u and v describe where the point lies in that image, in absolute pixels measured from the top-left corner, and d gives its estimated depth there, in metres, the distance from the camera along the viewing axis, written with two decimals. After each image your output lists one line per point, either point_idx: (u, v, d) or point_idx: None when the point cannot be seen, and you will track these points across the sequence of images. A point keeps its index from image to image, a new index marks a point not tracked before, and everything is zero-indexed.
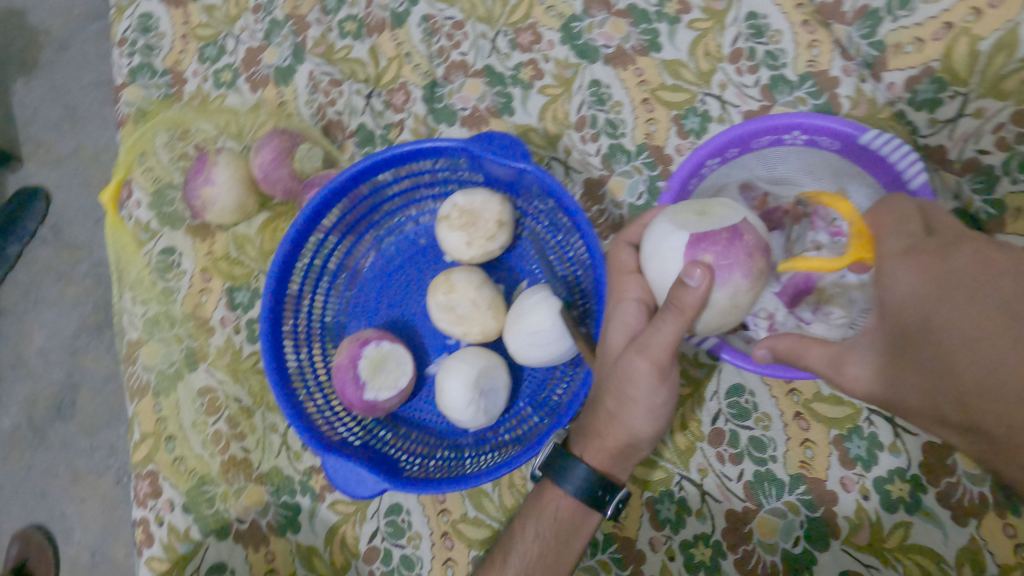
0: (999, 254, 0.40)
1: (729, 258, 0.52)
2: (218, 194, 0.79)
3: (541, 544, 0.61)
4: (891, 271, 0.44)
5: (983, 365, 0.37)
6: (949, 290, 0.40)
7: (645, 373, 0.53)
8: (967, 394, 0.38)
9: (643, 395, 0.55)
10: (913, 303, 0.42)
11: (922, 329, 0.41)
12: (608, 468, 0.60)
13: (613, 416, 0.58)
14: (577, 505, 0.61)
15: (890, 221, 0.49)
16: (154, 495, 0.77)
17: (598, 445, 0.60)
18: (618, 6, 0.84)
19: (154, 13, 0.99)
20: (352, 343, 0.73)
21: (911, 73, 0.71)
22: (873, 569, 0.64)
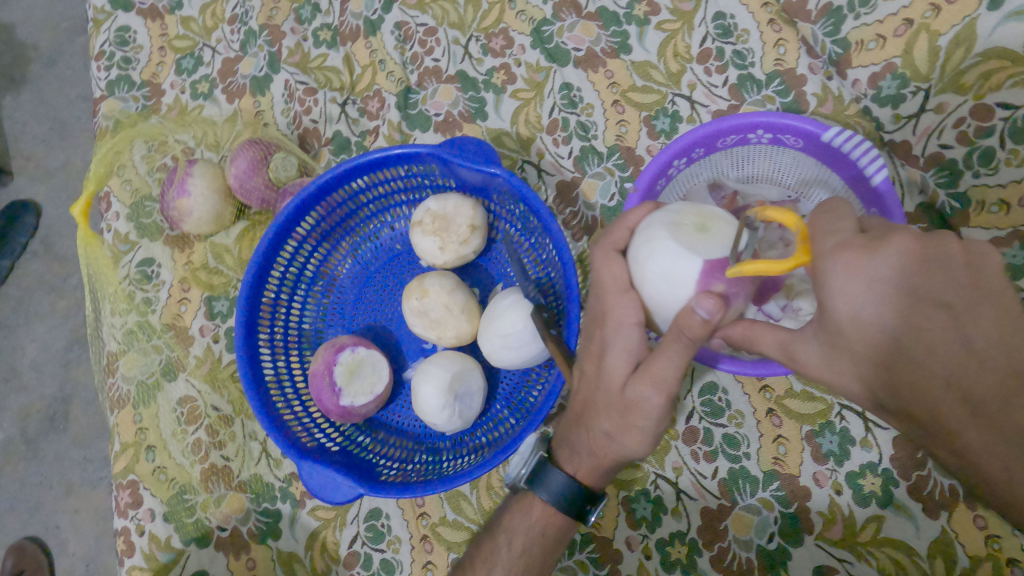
0: (931, 249, 0.40)
1: (740, 288, 0.51)
2: (194, 205, 0.80)
3: (528, 559, 0.59)
4: (831, 279, 0.41)
5: (933, 374, 0.39)
6: (896, 305, 0.40)
7: (658, 402, 0.49)
8: (918, 397, 0.40)
9: (651, 424, 0.51)
10: (870, 307, 0.41)
11: (872, 338, 0.41)
12: (596, 485, 0.58)
13: (610, 437, 0.53)
14: (566, 522, 0.59)
15: (823, 218, 0.45)
16: (135, 505, 0.79)
17: (593, 469, 0.56)
18: (588, 9, 0.84)
19: (131, 26, 1.00)
20: (328, 350, 0.73)
21: (874, 69, 0.71)
22: (848, 564, 0.64)
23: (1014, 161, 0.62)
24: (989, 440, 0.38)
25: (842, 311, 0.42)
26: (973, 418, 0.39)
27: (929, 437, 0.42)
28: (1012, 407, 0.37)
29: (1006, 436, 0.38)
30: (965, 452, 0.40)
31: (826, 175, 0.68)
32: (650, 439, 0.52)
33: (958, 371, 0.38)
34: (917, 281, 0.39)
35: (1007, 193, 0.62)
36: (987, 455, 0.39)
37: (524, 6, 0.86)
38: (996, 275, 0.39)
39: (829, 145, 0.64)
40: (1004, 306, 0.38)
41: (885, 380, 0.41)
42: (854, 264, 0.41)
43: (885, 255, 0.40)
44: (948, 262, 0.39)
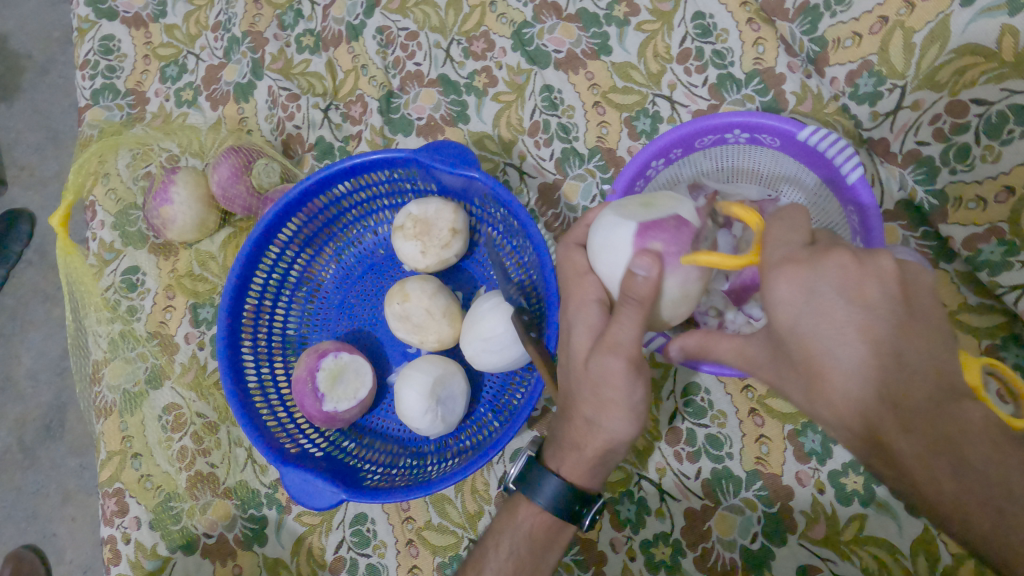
0: (871, 267, 0.40)
1: (678, 246, 0.50)
2: (177, 213, 0.80)
3: (516, 560, 0.57)
4: (775, 291, 0.42)
5: (866, 385, 0.39)
6: (840, 321, 0.40)
7: (624, 373, 0.49)
8: (853, 408, 0.40)
9: (622, 396, 0.50)
10: (807, 321, 0.41)
11: (813, 349, 0.41)
12: (585, 481, 0.57)
13: (588, 423, 0.54)
14: (557, 523, 0.58)
15: (778, 229, 0.45)
16: (121, 514, 0.78)
17: (576, 459, 0.56)
18: (568, 11, 0.84)
19: (116, 35, 1.00)
20: (310, 356, 0.74)
21: (851, 67, 0.71)
22: (832, 563, 0.64)
23: (988, 158, 0.61)
24: (918, 450, 0.38)
25: (785, 319, 0.42)
26: (902, 427, 0.38)
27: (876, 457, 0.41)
28: (938, 414, 0.37)
29: (934, 445, 0.37)
30: (902, 462, 0.39)
31: (804, 173, 0.68)
32: (628, 416, 0.52)
33: (891, 387, 0.39)
34: (855, 297, 0.40)
35: (984, 189, 0.62)
36: (919, 465, 0.38)
37: (505, 9, 0.86)
38: (925, 295, 0.41)
39: (805, 144, 0.64)
40: (933, 325, 0.40)
41: (826, 391, 0.41)
42: (793, 278, 0.41)
43: (825, 269, 0.41)
44: (884, 277, 0.40)
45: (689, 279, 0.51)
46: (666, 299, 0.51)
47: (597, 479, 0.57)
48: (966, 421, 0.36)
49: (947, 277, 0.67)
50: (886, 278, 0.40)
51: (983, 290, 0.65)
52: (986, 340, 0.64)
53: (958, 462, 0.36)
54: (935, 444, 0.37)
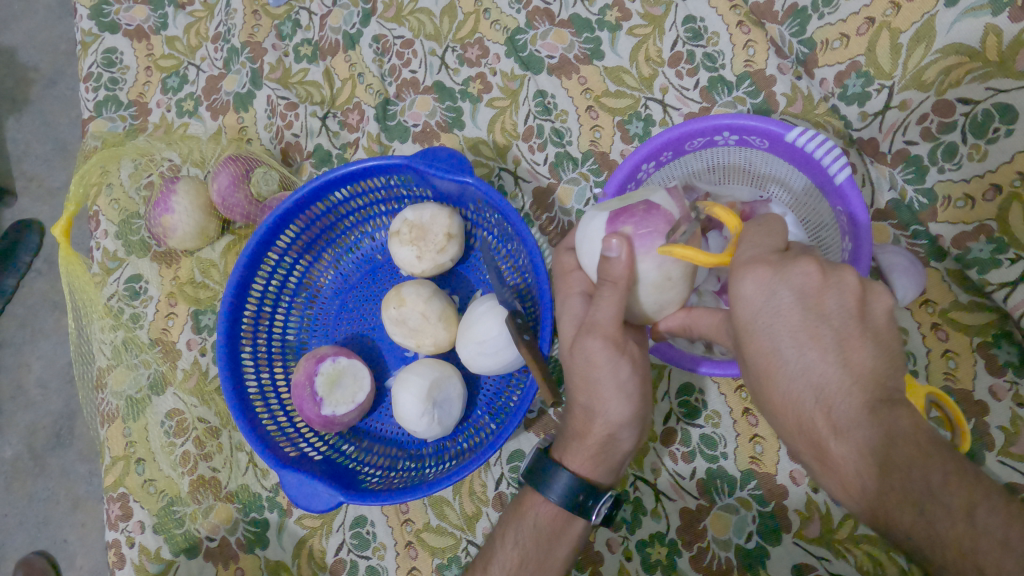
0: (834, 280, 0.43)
1: (648, 227, 0.51)
2: (178, 221, 0.81)
3: (521, 551, 0.57)
4: (740, 289, 0.45)
5: (807, 390, 0.43)
6: (791, 324, 0.43)
7: (602, 354, 0.51)
8: (792, 409, 0.44)
9: (606, 374, 0.53)
10: (763, 321, 0.44)
11: (766, 349, 0.44)
12: (593, 474, 0.57)
13: (585, 411, 0.56)
14: (566, 516, 0.57)
15: (755, 233, 0.48)
16: (125, 517, 0.80)
17: (576, 447, 0.56)
18: (561, 17, 0.85)
19: (118, 47, 1.01)
20: (309, 360, 0.75)
21: (840, 68, 0.72)
22: (827, 561, 0.64)
23: (975, 156, 0.63)
24: (847, 451, 0.41)
25: (747, 317, 0.45)
26: (834, 432, 0.41)
27: (812, 454, 0.44)
28: (867, 422, 0.40)
29: (862, 447, 0.40)
30: (829, 460, 0.42)
31: (794, 173, 0.69)
32: (616, 394, 0.54)
33: (830, 392, 0.42)
34: (807, 305, 0.43)
35: (971, 187, 0.64)
36: (845, 464, 0.41)
37: (498, 16, 0.87)
38: (882, 311, 0.43)
39: (793, 145, 0.65)
40: (883, 342, 0.42)
41: (771, 389, 0.45)
42: (759, 281, 0.44)
43: (790, 275, 0.43)
44: (845, 291, 0.43)
45: (664, 262, 0.51)
46: (645, 283, 0.52)
47: (607, 473, 0.57)
48: (895, 428, 0.39)
49: (939, 276, 0.67)
50: (845, 293, 0.43)
51: (973, 288, 0.65)
52: (978, 338, 0.64)
53: (884, 465, 0.39)
54: (862, 447, 0.40)
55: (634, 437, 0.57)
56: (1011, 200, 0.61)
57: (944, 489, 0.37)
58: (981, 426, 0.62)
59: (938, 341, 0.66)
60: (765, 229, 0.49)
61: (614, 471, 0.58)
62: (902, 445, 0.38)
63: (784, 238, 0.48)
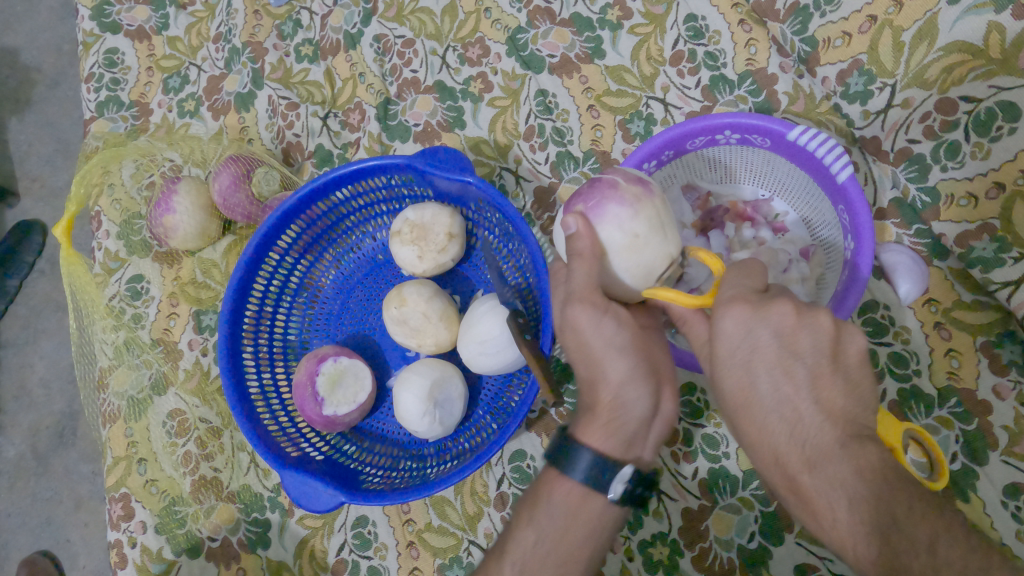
0: (808, 322, 0.44)
1: (595, 199, 0.56)
2: (180, 222, 0.81)
3: (536, 533, 0.52)
4: (721, 325, 0.46)
5: (781, 424, 0.44)
6: (766, 360, 0.44)
7: (584, 318, 0.52)
8: (767, 443, 0.45)
9: (592, 334, 0.52)
10: (741, 357, 0.45)
11: (742, 382, 0.46)
12: (609, 447, 0.51)
13: (589, 383, 0.54)
14: (588, 492, 0.52)
15: (735, 275, 0.49)
16: (127, 518, 0.80)
17: (587, 421, 0.53)
18: (562, 16, 0.85)
19: (119, 48, 1.01)
20: (310, 360, 0.75)
21: (842, 67, 0.72)
22: (830, 561, 0.64)
23: (978, 154, 0.63)
24: (820, 484, 0.42)
25: (726, 351, 0.46)
26: (808, 467, 0.43)
27: (784, 486, 0.45)
28: (841, 455, 0.41)
29: (832, 481, 0.41)
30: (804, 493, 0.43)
31: (796, 173, 0.68)
32: (606, 351, 0.52)
33: (803, 427, 0.43)
34: (782, 342, 0.44)
35: (973, 186, 0.64)
36: (818, 497, 0.42)
37: (500, 15, 0.87)
38: (856, 351, 0.45)
39: (796, 144, 0.64)
40: (855, 383, 0.44)
41: (747, 422, 0.46)
42: (738, 318, 0.45)
43: (768, 315, 0.45)
44: (820, 333, 0.44)
45: (622, 221, 0.55)
46: (616, 249, 0.55)
47: (626, 445, 0.52)
48: (866, 464, 0.41)
49: (942, 274, 0.67)
50: (819, 334, 0.44)
51: (975, 287, 0.65)
52: (981, 337, 0.64)
53: (854, 498, 0.40)
54: (833, 482, 0.41)
55: (651, 403, 0.53)
56: (1013, 199, 0.61)
57: (908, 520, 0.38)
58: (983, 425, 0.62)
59: (940, 340, 0.66)
60: (743, 269, 0.50)
61: (638, 443, 0.53)
62: (870, 483, 0.40)
63: (764, 279, 0.49)
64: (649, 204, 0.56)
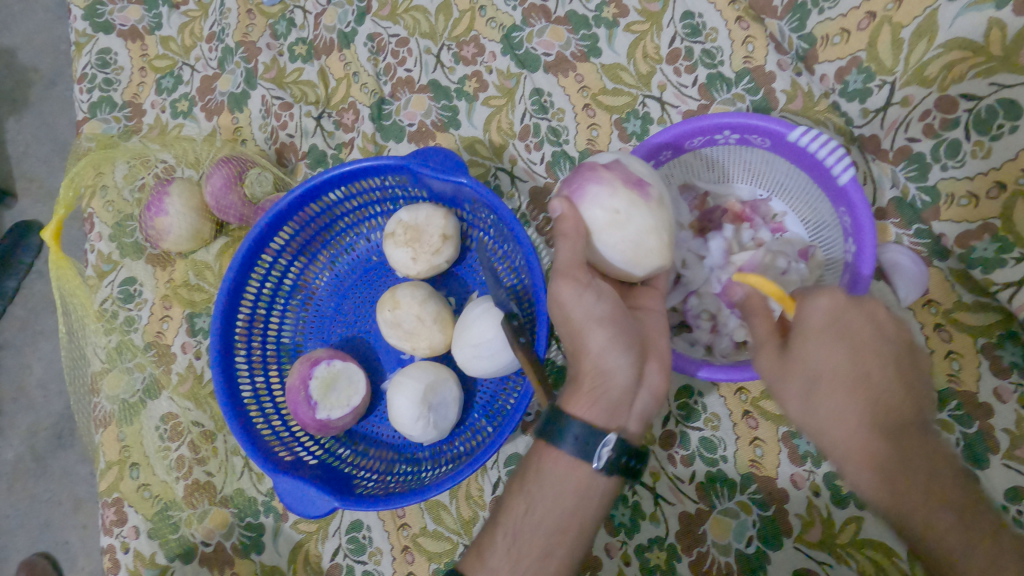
0: (888, 317, 0.49)
1: (578, 183, 0.57)
2: (172, 223, 0.81)
3: (525, 500, 0.52)
4: (816, 305, 0.48)
5: (863, 399, 0.46)
6: (856, 340, 0.47)
7: (566, 292, 0.52)
8: (841, 416, 0.46)
9: (573, 305, 0.52)
10: (831, 333, 0.47)
11: (825, 358, 0.47)
12: (592, 415, 0.51)
13: (574, 355, 0.54)
14: (578, 460, 0.51)
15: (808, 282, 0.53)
16: (120, 523, 0.80)
17: (571, 391, 0.52)
18: (558, 13, 0.84)
19: (112, 48, 1.01)
20: (303, 364, 0.74)
21: (840, 64, 0.71)
22: (828, 566, 0.64)
23: (979, 153, 0.62)
24: (897, 456, 0.45)
25: (816, 326, 0.48)
26: (886, 440, 0.45)
27: (854, 461, 0.46)
28: (913, 433, 0.46)
29: (908, 455, 0.45)
30: (880, 463, 0.45)
31: (795, 173, 0.67)
32: (587, 323, 0.52)
33: (883, 405, 0.46)
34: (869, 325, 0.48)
35: (975, 185, 0.62)
36: (895, 468, 0.45)
37: (494, 13, 0.86)
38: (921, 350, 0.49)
39: (795, 144, 0.63)
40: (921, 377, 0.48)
41: (821, 398, 0.47)
42: (834, 301, 0.48)
43: (861, 305, 0.48)
44: (896, 326, 0.49)
45: (601, 199, 0.56)
46: (600, 230, 0.56)
47: (611, 413, 0.51)
48: (925, 443, 0.46)
49: (941, 275, 0.67)
50: (896, 328, 0.49)
51: (976, 288, 0.65)
52: (982, 338, 0.64)
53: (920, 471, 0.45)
54: (908, 454, 0.45)
55: (632, 371, 0.52)
56: (1014, 198, 0.59)
57: (947, 483, 0.45)
58: (985, 428, 0.61)
59: (941, 342, 0.65)
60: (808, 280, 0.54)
61: (620, 410, 0.51)
62: (929, 459, 0.45)
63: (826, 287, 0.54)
64: (632, 184, 0.57)
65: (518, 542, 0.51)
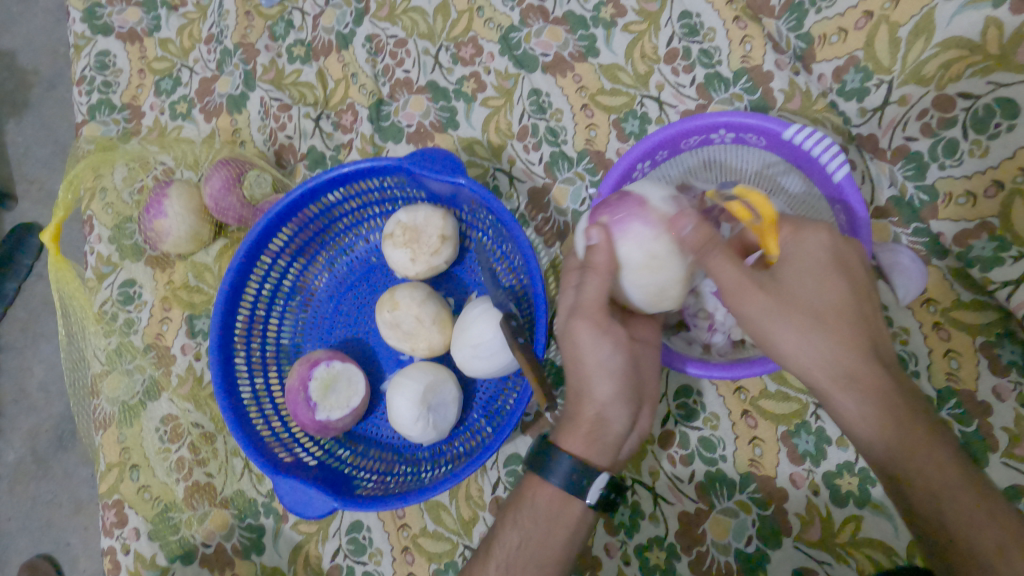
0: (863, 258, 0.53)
1: (622, 213, 0.54)
2: (171, 225, 0.81)
3: (521, 533, 0.54)
4: (818, 238, 0.52)
5: (862, 327, 0.49)
6: (850, 277, 0.50)
7: (586, 334, 0.53)
8: (845, 342, 0.48)
9: (588, 352, 0.53)
10: (833, 268, 0.50)
11: (828, 291, 0.49)
12: (595, 458, 0.54)
13: (574, 395, 0.56)
14: (568, 497, 0.54)
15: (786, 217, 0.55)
16: (120, 524, 0.80)
17: (570, 429, 0.55)
18: (555, 14, 0.84)
19: (111, 50, 1.01)
20: (302, 365, 0.74)
21: (838, 63, 0.71)
22: (827, 565, 0.64)
23: (976, 152, 0.62)
24: (890, 382, 0.48)
25: (819, 258, 0.51)
26: (881, 367, 0.48)
27: (854, 385, 0.48)
28: (894, 364, 0.49)
29: (897, 380, 0.49)
30: (876, 388, 0.48)
31: (793, 171, 0.67)
32: (598, 373, 0.54)
33: (875, 337, 0.49)
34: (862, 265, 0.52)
35: (972, 184, 0.62)
36: (889, 393, 0.48)
37: (492, 14, 0.86)
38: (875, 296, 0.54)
39: (790, 143, 0.63)
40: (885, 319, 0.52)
41: (827, 326, 0.48)
42: (831, 237, 0.52)
43: (849, 245, 0.52)
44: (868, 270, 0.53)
45: (642, 239, 0.53)
46: (631, 267, 0.54)
47: (605, 455, 0.55)
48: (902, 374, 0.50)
49: (941, 274, 0.66)
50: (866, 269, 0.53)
51: (976, 287, 0.64)
52: (980, 338, 0.64)
53: (910, 399, 0.48)
54: (897, 380, 0.49)
55: (628, 420, 0.55)
56: (1013, 196, 0.59)
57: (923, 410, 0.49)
58: (983, 427, 0.62)
59: (939, 341, 0.65)
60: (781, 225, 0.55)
61: (614, 454, 0.55)
62: (908, 387, 0.49)
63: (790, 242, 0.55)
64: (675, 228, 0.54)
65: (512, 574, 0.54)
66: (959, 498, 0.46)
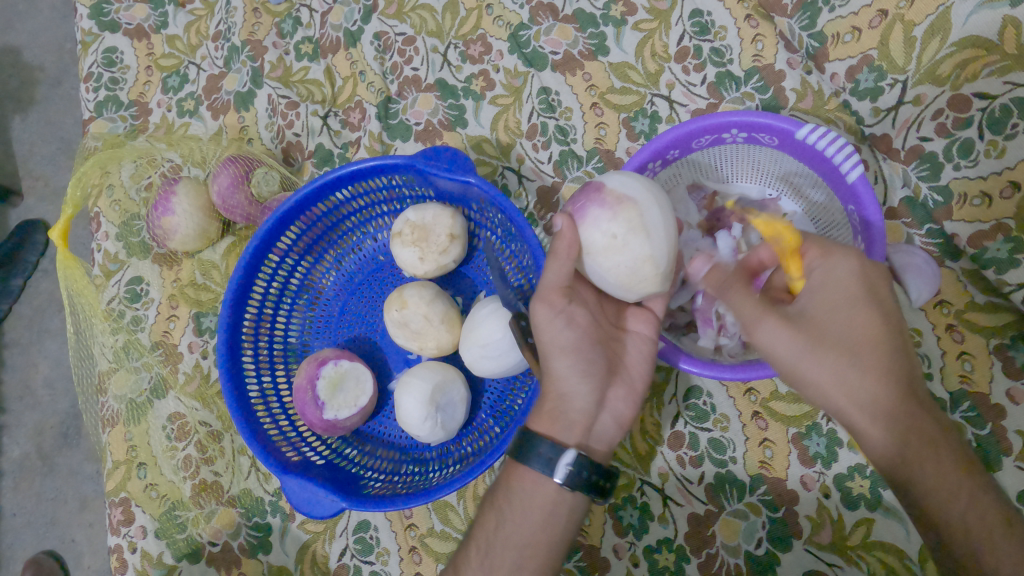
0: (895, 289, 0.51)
1: (581, 201, 0.57)
2: (178, 223, 0.80)
3: (497, 514, 0.55)
4: (848, 265, 0.50)
5: (899, 360, 0.47)
6: (884, 305, 0.48)
7: (540, 316, 0.54)
8: (881, 374, 0.46)
9: (545, 333, 0.55)
10: (865, 297, 0.49)
11: (862, 321, 0.48)
12: (557, 435, 0.54)
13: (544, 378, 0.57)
14: (559, 496, 0.53)
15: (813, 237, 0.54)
16: (127, 523, 0.80)
17: (536, 410, 0.56)
18: (565, 12, 0.84)
19: (118, 47, 1.00)
20: (311, 364, 0.73)
21: (851, 63, 0.70)
22: (837, 567, 0.63)
23: (992, 153, 0.61)
24: (925, 420, 0.47)
25: (851, 287, 0.49)
26: (916, 404, 0.47)
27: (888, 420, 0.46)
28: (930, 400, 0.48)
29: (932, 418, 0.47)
30: (911, 425, 0.46)
31: (806, 172, 0.67)
32: (556, 352, 0.54)
33: (911, 370, 0.47)
34: (890, 294, 0.50)
35: (988, 185, 0.62)
36: (925, 430, 0.46)
37: (501, 12, 0.86)
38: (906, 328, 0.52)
39: (804, 143, 0.63)
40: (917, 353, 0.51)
41: (860, 358, 0.47)
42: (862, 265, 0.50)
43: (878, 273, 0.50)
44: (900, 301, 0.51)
45: (600, 222, 0.55)
46: (596, 252, 0.56)
47: (571, 432, 0.54)
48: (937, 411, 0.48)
49: (953, 276, 0.66)
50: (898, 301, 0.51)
51: (989, 288, 0.64)
52: (995, 339, 0.63)
53: (943, 438, 0.47)
54: (932, 417, 0.47)
55: (595, 397, 0.55)
56: None
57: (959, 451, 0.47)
58: (997, 430, 0.61)
59: (953, 342, 0.65)
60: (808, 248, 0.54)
61: (584, 433, 0.54)
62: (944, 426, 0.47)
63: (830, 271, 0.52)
64: (633, 207, 0.55)
65: (490, 554, 0.53)
66: (999, 545, 0.45)
